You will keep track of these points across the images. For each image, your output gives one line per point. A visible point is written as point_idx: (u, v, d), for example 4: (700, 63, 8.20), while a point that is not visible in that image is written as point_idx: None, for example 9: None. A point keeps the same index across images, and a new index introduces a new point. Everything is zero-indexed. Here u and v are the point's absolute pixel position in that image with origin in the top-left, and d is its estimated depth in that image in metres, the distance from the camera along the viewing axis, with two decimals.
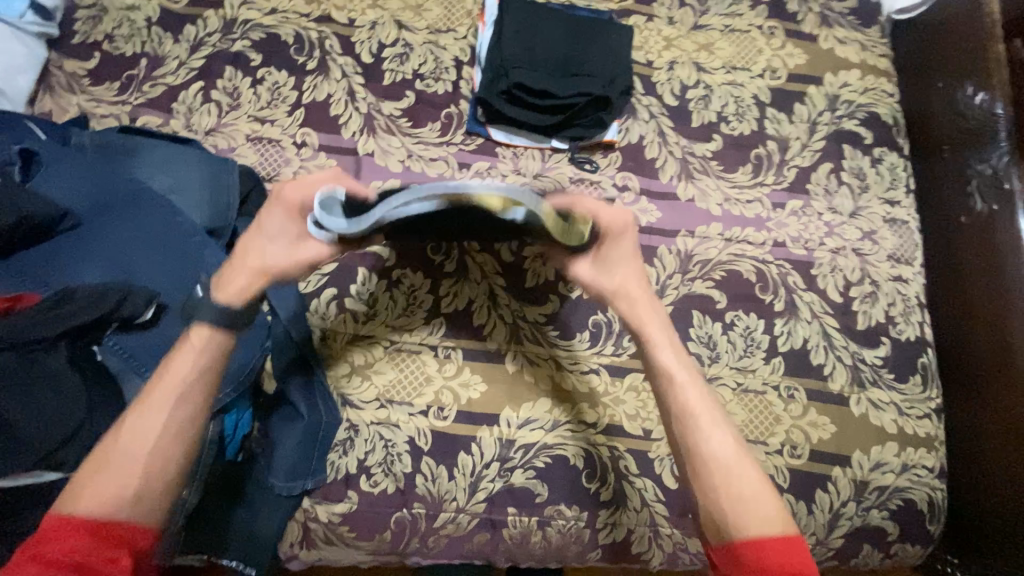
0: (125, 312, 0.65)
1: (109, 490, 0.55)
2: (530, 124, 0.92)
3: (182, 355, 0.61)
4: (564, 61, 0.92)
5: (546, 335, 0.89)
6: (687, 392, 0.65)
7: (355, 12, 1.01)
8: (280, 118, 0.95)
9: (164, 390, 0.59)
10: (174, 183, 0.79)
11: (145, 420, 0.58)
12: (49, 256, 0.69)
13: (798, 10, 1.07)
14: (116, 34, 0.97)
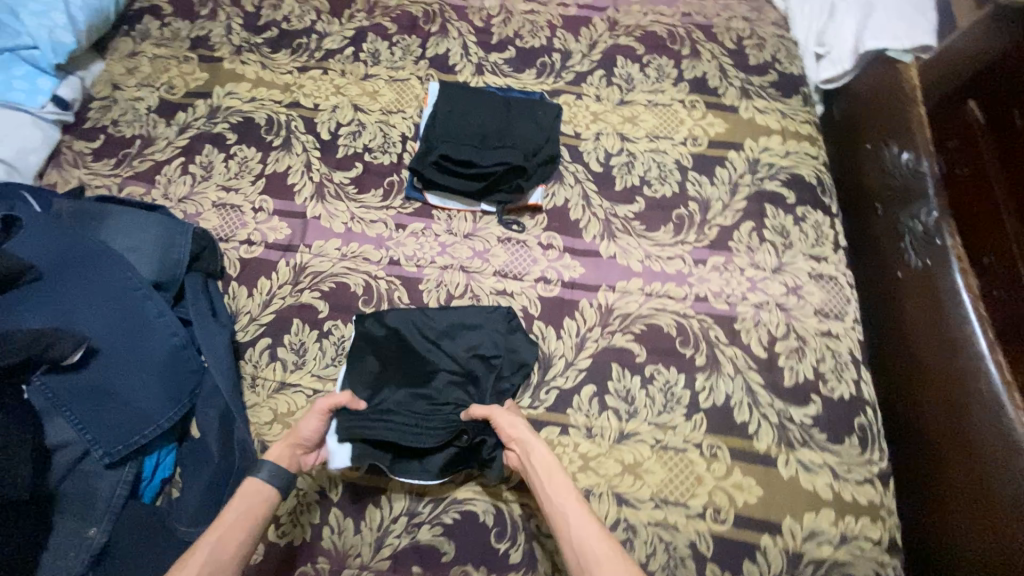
0: (51, 355, 0.73)
1: None
2: (457, 190, 1.01)
3: (236, 504, 0.71)
4: (489, 135, 1.03)
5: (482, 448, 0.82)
6: (563, 504, 0.71)
7: (320, 98, 1.16)
8: (244, 187, 1.07)
9: (212, 535, 0.68)
10: (132, 243, 0.89)
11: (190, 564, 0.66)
12: (6, 306, 0.79)
13: (718, 85, 1.16)
14: (120, 119, 1.14)
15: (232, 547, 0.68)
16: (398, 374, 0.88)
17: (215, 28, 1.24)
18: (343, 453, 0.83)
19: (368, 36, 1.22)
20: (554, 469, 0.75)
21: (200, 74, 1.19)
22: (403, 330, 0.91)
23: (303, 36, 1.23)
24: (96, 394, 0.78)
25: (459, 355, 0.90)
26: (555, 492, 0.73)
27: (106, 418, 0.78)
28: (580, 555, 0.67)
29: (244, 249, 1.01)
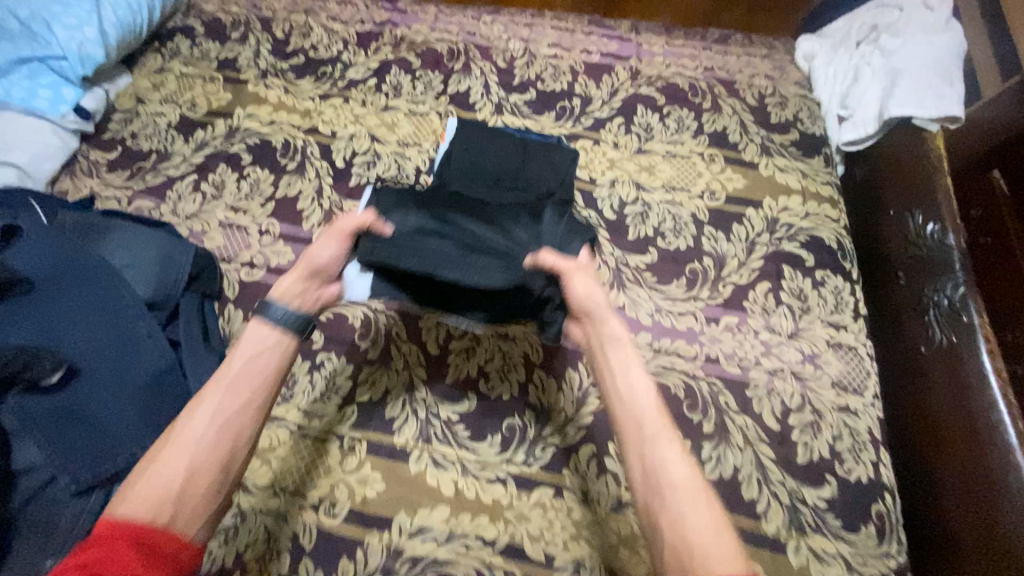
0: (29, 375, 0.73)
1: (163, 485, 0.54)
2: None
3: (238, 353, 0.64)
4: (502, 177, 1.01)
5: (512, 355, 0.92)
6: (632, 388, 0.64)
7: (338, 126, 1.16)
8: (253, 208, 1.06)
9: (219, 382, 0.61)
10: (131, 260, 0.88)
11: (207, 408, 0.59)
12: None
13: (738, 140, 1.15)
14: (140, 132, 1.15)
15: (247, 392, 0.61)
16: (433, 221, 0.83)
17: (244, 51, 1.27)
18: (360, 284, 0.82)
19: (392, 69, 1.23)
20: (631, 365, 0.66)
21: (224, 94, 1.20)
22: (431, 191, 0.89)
23: (328, 64, 1.24)
24: (70, 416, 0.75)
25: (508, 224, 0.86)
26: (630, 385, 0.64)
27: (77, 441, 0.74)
28: (648, 457, 0.58)
29: (245, 272, 0.99)
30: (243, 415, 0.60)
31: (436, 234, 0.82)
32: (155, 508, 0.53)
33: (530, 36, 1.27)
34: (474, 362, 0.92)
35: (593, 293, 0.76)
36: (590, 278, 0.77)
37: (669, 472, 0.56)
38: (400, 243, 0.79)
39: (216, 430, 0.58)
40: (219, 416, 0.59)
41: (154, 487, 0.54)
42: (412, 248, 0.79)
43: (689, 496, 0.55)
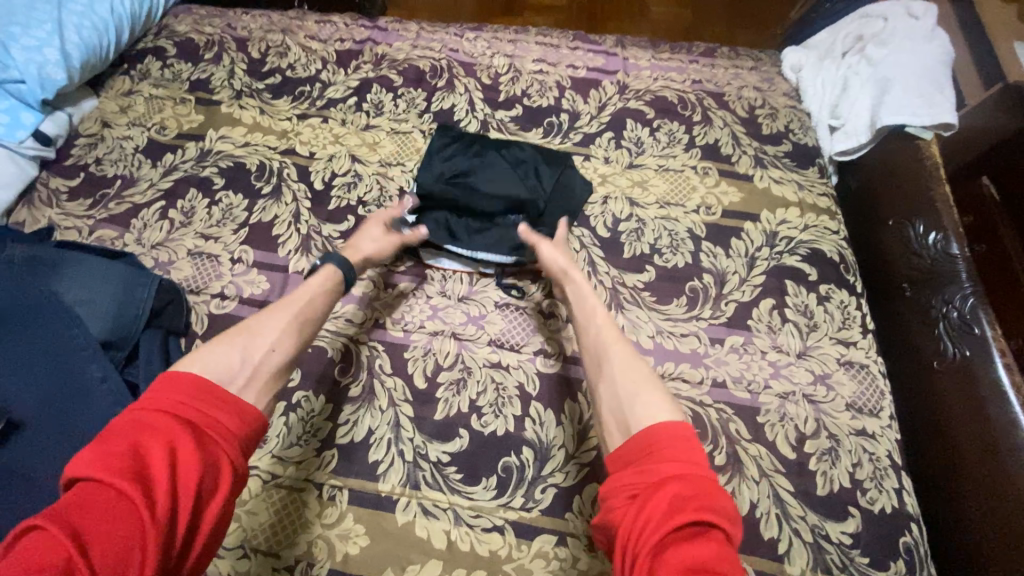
0: None
1: (234, 355, 0.63)
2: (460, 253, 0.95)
3: (314, 277, 0.79)
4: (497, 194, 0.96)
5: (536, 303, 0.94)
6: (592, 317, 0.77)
7: (317, 146, 1.11)
8: (225, 236, 0.99)
9: (294, 299, 0.74)
10: (84, 296, 0.80)
11: (279, 315, 0.71)
12: None
13: (732, 152, 1.12)
14: (104, 158, 1.08)
15: (320, 309, 0.77)
16: (461, 178, 0.97)
17: (217, 72, 1.21)
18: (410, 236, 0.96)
19: (372, 87, 1.19)
20: (588, 295, 0.81)
21: (195, 116, 1.15)
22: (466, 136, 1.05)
23: (305, 83, 1.19)
24: (13, 477, 0.68)
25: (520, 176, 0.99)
26: (592, 307, 0.79)
27: (18, 507, 0.67)
28: (598, 356, 0.71)
29: (215, 304, 0.92)
30: (305, 326, 0.73)
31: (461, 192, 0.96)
32: (226, 367, 0.61)
33: (515, 52, 1.24)
34: (464, 395, 0.85)
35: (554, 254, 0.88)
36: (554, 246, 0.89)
37: (614, 365, 0.69)
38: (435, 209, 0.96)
39: (286, 330, 0.70)
40: (295, 317, 0.72)
41: (226, 357, 0.62)
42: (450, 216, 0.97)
43: (631, 374, 0.67)
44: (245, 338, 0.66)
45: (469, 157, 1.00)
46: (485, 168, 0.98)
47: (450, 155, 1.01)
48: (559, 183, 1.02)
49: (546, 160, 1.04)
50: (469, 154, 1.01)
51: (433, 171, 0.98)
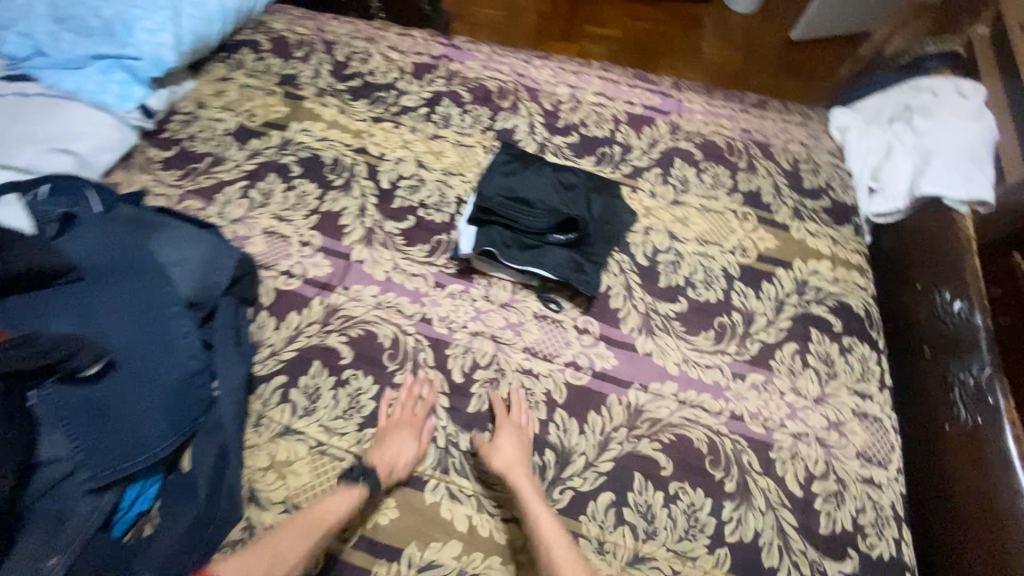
0: (69, 364, 0.72)
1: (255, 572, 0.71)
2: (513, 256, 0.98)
3: (335, 499, 0.79)
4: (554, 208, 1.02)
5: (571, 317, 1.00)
6: (540, 522, 0.78)
7: (387, 149, 1.21)
8: (297, 220, 1.09)
9: (316, 517, 0.77)
10: (177, 258, 0.89)
11: (297, 532, 0.75)
12: (39, 305, 0.78)
13: (772, 201, 1.18)
14: (197, 135, 1.19)
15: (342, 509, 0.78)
16: (522, 191, 1.04)
17: (305, 70, 1.33)
18: (466, 238, 1.01)
19: (443, 101, 1.29)
20: (535, 503, 0.80)
21: (281, 107, 1.26)
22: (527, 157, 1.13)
23: (383, 91, 1.31)
24: (100, 411, 0.75)
25: (575, 196, 1.06)
26: (535, 513, 0.79)
27: (99, 438, 0.74)
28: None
29: (282, 280, 1.01)
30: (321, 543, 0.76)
31: (520, 202, 1.02)
32: None
33: (577, 84, 1.34)
34: (497, 394, 0.92)
35: (506, 451, 0.83)
36: (508, 444, 0.83)
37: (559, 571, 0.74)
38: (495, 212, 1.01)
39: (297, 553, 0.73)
40: (310, 539, 0.75)
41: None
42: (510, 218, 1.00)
43: None
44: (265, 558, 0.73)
45: (529, 175, 1.08)
46: (544, 187, 1.06)
47: (511, 171, 1.08)
48: (609, 209, 1.09)
49: (597, 188, 1.12)
50: (529, 173, 1.08)
51: (494, 184, 1.05)
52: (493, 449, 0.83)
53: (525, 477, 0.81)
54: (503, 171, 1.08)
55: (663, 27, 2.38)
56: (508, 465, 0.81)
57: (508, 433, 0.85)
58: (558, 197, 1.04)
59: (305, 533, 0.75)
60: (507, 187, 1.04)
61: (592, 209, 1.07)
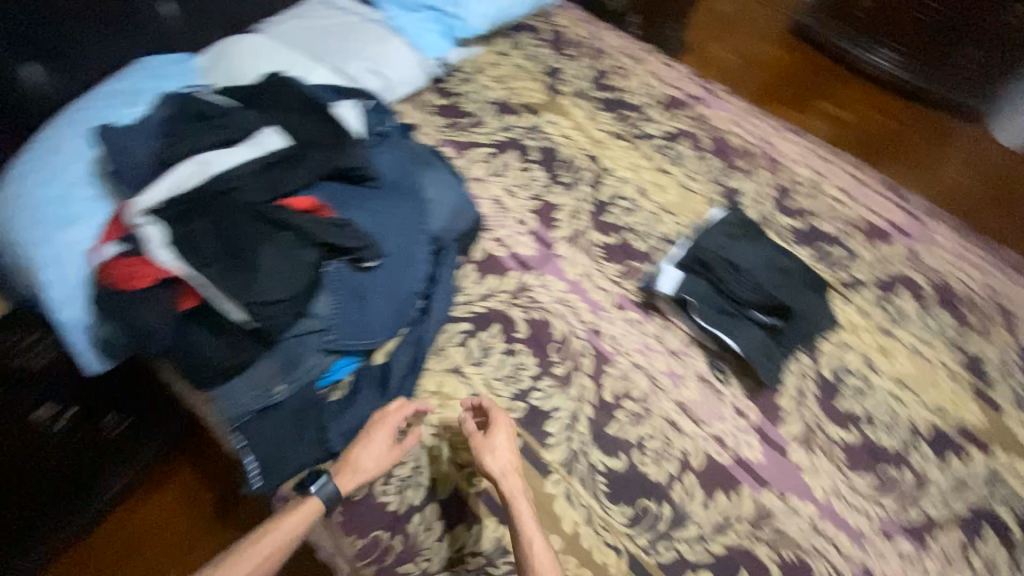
0: (362, 256, 0.87)
1: None
2: (705, 313, 1.01)
3: (288, 516, 0.80)
4: (766, 288, 1.03)
5: (734, 393, 1.00)
6: (533, 539, 0.79)
7: (617, 165, 1.28)
8: (520, 198, 1.21)
9: (269, 540, 0.78)
10: (438, 196, 1.03)
11: (253, 552, 0.77)
12: (348, 194, 0.92)
13: (995, 376, 1.07)
14: (468, 95, 1.37)
15: (291, 532, 0.80)
16: (739, 258, 1.06)
17: (570, 70, 1.46)
18: (667, 279, 1.06)
19: (682, 140, 1.34)
20: (525, 512, 0.81)
21: (541, 95, 1.40)
22: (753, 228, 1.14)
23: (631, 112, 1.39)
24: (358, 297, 0.89)
25: (787, 283, 1.05)
26: (530, 542, 0.79)
27: (350, 318, 0.88)
28: None
29: (493, 245, 1.13)
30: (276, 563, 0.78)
31: (731, 267, 1.05)
32: None
33: (821, 172, 1.31)
34: (638, 430, 0.95)
35: (494, 457, 0.84)
36: (508, 440, 0.86)
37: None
38: (705, 267, 1.05)
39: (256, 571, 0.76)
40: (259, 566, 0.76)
41: None
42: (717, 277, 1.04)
43: None
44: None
45: (748, 244, 1.09)
46: (760, 263, 1.06)
47: (733, 235, 1.11)
48: (815, 309, 1.05)
49: (810, 283, 1.08)
50: (750, 244, 1.10)
51: (714, 240, 1.09)
52: (486, 448, 0.85)
53: (519, 489, 0.83)
54: (724, 232, 1.11)
55: (899, 130, 2.32)
56: (500, 471, 0.84)
57: (502, 436, 0.86)
58: (772, 278, 1.05)
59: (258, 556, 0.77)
60: (724, 249, 1.07)
61: (800, 303, 1.04)
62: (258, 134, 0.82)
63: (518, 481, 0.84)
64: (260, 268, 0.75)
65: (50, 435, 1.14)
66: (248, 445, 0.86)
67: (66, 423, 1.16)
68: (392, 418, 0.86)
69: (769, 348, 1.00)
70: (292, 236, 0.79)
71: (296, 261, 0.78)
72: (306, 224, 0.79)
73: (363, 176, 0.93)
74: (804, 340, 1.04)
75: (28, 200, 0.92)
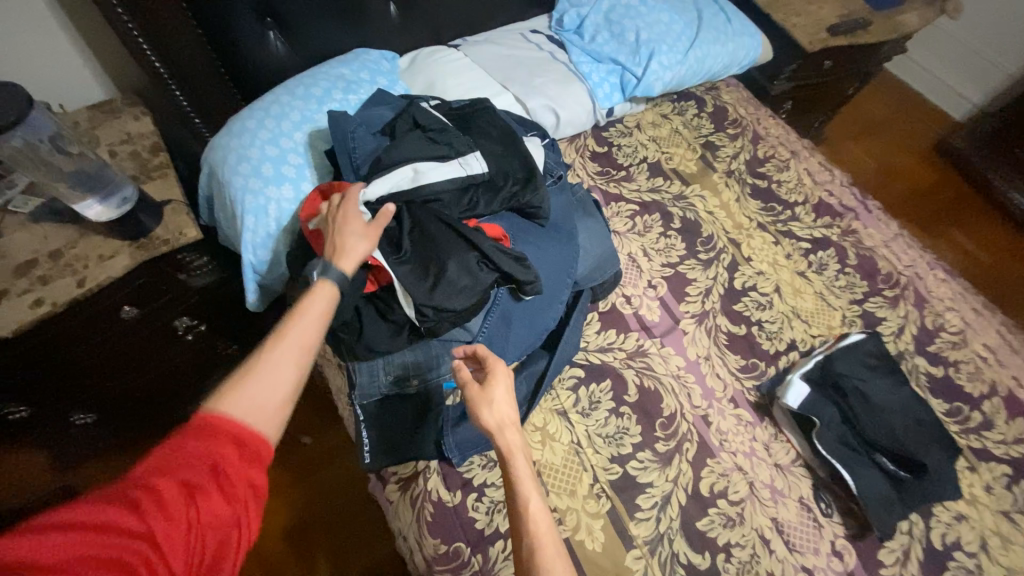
0: (526, 287, 0.90)
1: (269, 371, 0.62)
2: (822, 439, 0.99)
3: (315, 300, 0.71)
4: (892, 434, 1.00)
5: (834, 529, 0.95)
6: (531, 503, 0.67)
7: (757, 256, 1.27)
8: (655, 261, 1.22)
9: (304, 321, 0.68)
10: (588, 245, 1.07)
11: (296, 331, 0.67)
12: (518, 228, 0.99)
13: None
14: (625, 149, 1.41)
15: (323, 312, 0.71)
16: (870, 393, 1.04)
17: (728, 148, 1.47)
18: (795, 391, 1.03)
19: (828, 249, 1.31)
20: (523, 475, 0.70)
21: (694, 166, 1.41)
22: (892, 364, 1.09)
23: (780, 206, 1.38)
24: (503, 323, 0.95)
25: (916, 436, 1.01)
26: (524, 495, 0.68)
27: (492, 341, 0.94)
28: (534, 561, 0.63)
29: (621, 301, 1.15)
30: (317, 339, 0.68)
31: (860, 400, 1.03)
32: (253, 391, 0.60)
33: (971, 322, 1.23)
34: (728, 533, 0.93)
35: (492, 401, 0.75)
36: (506, 390, 0.77)
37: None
38: (831, 392, 1.05)
39: (301, 348, 0.66)
40: (303, 338, 0.67)
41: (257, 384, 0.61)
42: (840, 408, 1.03)
43: None
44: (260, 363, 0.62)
45: (883, 381, 1.06)
46: (891, 406, 1.03)
47: (869, 366, 1.08)
48: (945, 471, 0.99)
49: (942, 440, 1.02)
50: (886, 382, 1.06)
51: (848, 367, 1.06)
52: (478, 390, 0.76)
53: (517, 444, 0.73)
54: (860, 360, 1.08)
55: None
56: (495, 425, 0.73)
57: (498, 379, 0.77)
58: (900, 427, 1.01)
59: (303, 334, 0.67)
60: (856, 379, 1.05)
61: (929, 459, 0.99)
62: (465, 157, 0.95)
63: (513, 433, 0.74)
64: (444, 275, 0.83)
65: (180, 345, 1.30)
66: (370, 422, 0.93)
67: (196, 336, 1.32)
68: (351, 211, 0.82)
69: (886, 497, 0.95)
70: (475, 257, 0.86)
71: (474, 277, 0.85)
72: (488, 246, 0.87)
73: (538, 215, 0.99)
74: (926, 499, 0.97)
75: (248, 151, 1.02)
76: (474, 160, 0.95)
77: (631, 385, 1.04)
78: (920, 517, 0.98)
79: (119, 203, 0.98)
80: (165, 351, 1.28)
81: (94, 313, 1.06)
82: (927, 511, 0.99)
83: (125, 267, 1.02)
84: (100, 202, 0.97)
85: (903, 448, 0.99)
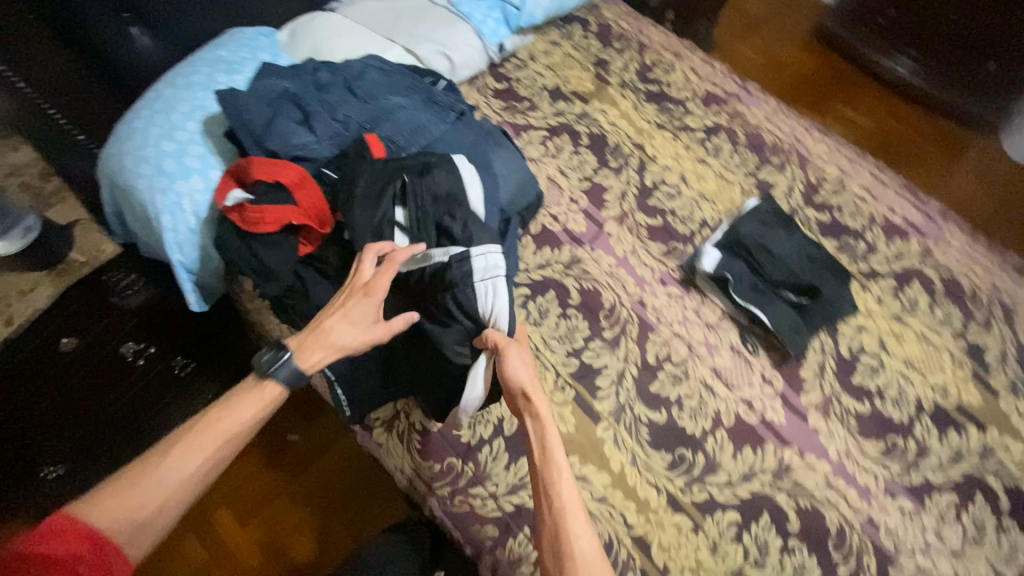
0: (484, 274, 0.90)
1: (161, 485, 0.72)
2: (738, 293, 1.14)
3: (240, 415, 0.79)
4: (793, 274, 1.17)
5: (762, 364, 1.12)
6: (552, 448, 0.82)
7: (660, 154, 1.39)
8: (572, 178, 1.31)
9: (219, 432, 0.76)
10: (504, 172, 1.13)
11: (200, 447, 0.75)
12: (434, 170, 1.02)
13: (992, 363, 1.21)
14: (523, 80, 1.46)
15: (245, 421, 0.79)
16: (771, 245, 1.19)
17: (617, 61, 1.55)
18: (710, 259, 1.17)
19: (720, 134, 1.44)
20: (548, 428, 0.84)
21: (590, 83, 1.49)
22: (785, 218, 1.25)
23: (673, 104, 1.49)
24: None
25: (812, 272, 1.18)
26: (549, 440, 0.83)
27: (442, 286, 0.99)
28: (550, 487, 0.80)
29: (549, 220, 1.23)
30: (220, 459, 0.76)
31: (765, 253, 1.18)
32: (143, 502, 0.70)
33: (847, 170, 1.42)
34: (677, 389, 1.07)
35: (516, 369, 0.87)
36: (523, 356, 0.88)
37: (566, 521, 0.77)
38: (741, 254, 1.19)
39: (201, 466, 0.74)
40: (209, 454, 0.75)
41: (141, 496, 0.71)
42: (750, 265, 1.18)
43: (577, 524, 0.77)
44: (153, 475, 0.72)
45: (780, 234, 1.21)
46: (789, 253, 1.19)
47: (767, 224, 1.23)
48: (839, 295, 1.18)
49: (834, 271, 1.20)
50: (784, 235, 1.21)
51: (751, 230, 1.21)
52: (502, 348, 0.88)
53: (540, 400, 0.86)
54: (759, 221, 1.23)
55: (910, 136, 2.46)
56: (528, 384, 0.86)
57: (517, 355, 0.88)
58: (799, 268, 1.18)
59: (207, 449, 0.75)
60: (758, 237, 1.20)
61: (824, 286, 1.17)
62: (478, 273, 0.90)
63: (536, 392, 0.86)
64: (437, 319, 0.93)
65: (132, 374, 1.22)
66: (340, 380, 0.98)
67: (147, 361, 1.23)
68: (371, 296, 0.85)
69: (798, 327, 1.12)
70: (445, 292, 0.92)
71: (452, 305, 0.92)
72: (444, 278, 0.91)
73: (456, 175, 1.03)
74: (827, 320, 1.16)
75: (144, 151, 1.00)
76: (471, 253, 0.90)
77: (573, 289, 1.15)
78: (828, 337, 1.16)
79: (23, 233, 1.05)
80: (117, 384, 1.20)
81: (26, 355, 1.04)
82: (833, 330, 1.17)
83: (50, 295, 1.07)
84: (3, 237, 1.04)
85: (804, 283, 1.16)
